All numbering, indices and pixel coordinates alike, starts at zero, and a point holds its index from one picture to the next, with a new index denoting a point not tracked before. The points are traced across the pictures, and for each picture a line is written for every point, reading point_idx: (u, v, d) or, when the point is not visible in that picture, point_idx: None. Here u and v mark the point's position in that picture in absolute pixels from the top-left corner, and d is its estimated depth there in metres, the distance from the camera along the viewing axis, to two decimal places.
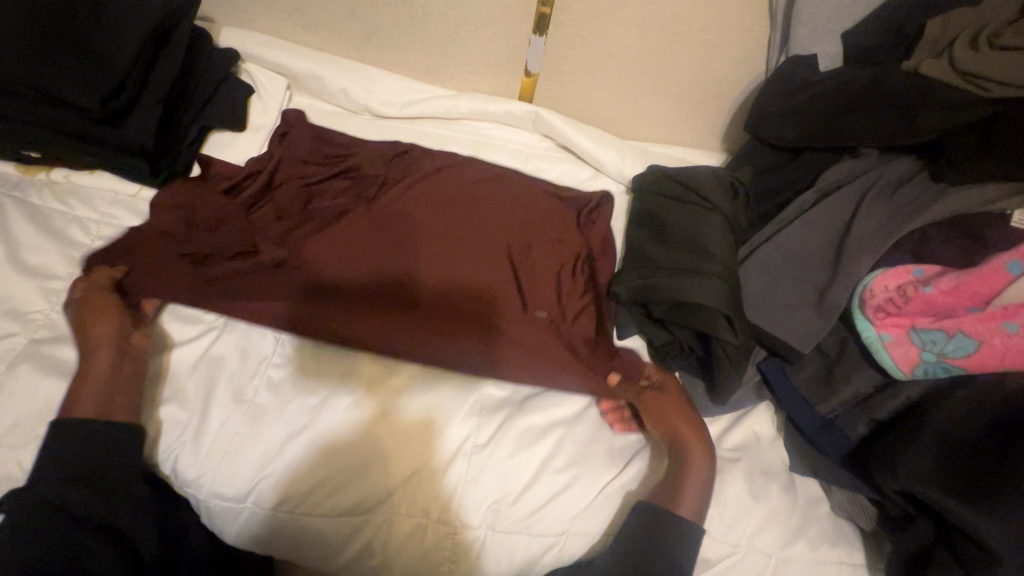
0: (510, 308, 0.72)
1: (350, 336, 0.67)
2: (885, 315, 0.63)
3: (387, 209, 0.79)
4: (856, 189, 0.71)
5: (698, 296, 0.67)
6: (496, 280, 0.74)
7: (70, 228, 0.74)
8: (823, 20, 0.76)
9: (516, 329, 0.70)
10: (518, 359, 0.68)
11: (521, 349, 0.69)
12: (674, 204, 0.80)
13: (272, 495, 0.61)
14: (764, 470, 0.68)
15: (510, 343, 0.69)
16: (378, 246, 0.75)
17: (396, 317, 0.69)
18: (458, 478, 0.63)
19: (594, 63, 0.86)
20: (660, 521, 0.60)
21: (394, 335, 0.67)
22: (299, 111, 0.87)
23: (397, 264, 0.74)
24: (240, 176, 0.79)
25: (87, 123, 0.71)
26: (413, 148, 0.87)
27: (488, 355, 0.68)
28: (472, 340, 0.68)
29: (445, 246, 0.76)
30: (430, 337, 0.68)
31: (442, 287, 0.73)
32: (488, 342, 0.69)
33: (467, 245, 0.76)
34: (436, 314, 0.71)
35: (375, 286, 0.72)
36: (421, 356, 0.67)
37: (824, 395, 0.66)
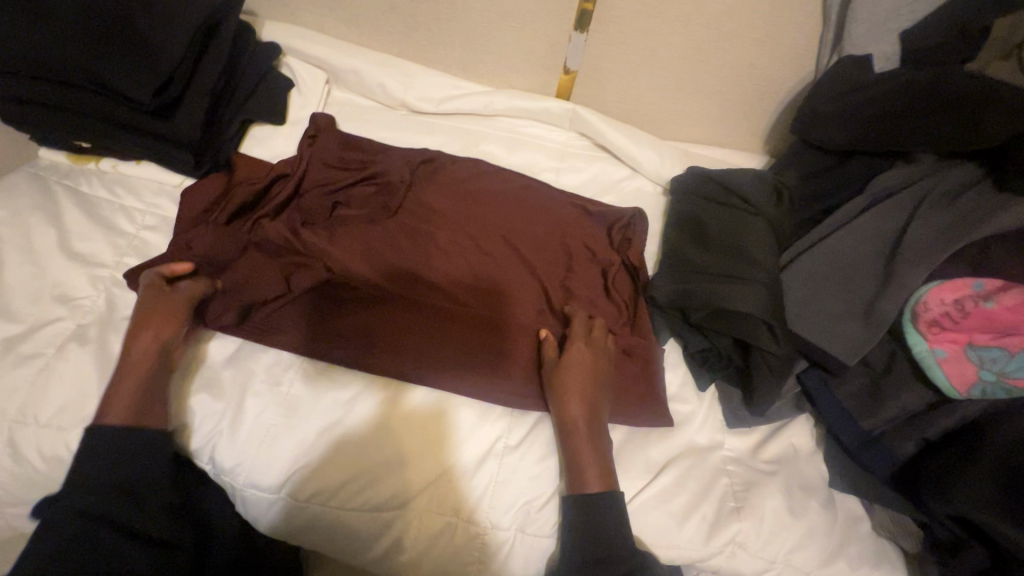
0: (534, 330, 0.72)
1: (377, 352, 0.68)
2: (940, 330, 0.60)
3: (409, 221, 0.78)
4: (910, 197, 0.68)
5: (738, 303, 0.65)
6: (522, 297, 0.74)
7: (117, 217, 0.76)
8: (880, 20, 0.73)
9: (523, 356, 0.70)
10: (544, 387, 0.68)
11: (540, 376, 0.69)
12: (715, 207, 0.78)
13: (305, 488, 0.62)
14: (803, 485, 0.65)
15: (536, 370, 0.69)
16: (391, 257, 0.74)
17: (422, 333, 0.70)
18: (487, 479, 0.63)
19: (635, 62, 0.85)
20: (587, 508, 0.59)
21: (425, 355, 0.68)
22: (329, 115, 0.84)
23: (422, 276, 0.74)
24: (268, 182, 0.78)
25: (137, 115, 0.72)
26: (439, 155, 0.84)
27: (517, 380, 0.68)
28: (479, 365, 0.69)
29: (472, 259, 0.76)
30: (442, 353, 0.69)
31: (466, 301, 0.73)
32: (499, 369, 0.69)
33: (485, 262, 0.76)
34: (462, 332, 0.71)
35: (384, 301, 0.71)
36: (451, 378, 0.67)
37: (870, 411, 0.63)
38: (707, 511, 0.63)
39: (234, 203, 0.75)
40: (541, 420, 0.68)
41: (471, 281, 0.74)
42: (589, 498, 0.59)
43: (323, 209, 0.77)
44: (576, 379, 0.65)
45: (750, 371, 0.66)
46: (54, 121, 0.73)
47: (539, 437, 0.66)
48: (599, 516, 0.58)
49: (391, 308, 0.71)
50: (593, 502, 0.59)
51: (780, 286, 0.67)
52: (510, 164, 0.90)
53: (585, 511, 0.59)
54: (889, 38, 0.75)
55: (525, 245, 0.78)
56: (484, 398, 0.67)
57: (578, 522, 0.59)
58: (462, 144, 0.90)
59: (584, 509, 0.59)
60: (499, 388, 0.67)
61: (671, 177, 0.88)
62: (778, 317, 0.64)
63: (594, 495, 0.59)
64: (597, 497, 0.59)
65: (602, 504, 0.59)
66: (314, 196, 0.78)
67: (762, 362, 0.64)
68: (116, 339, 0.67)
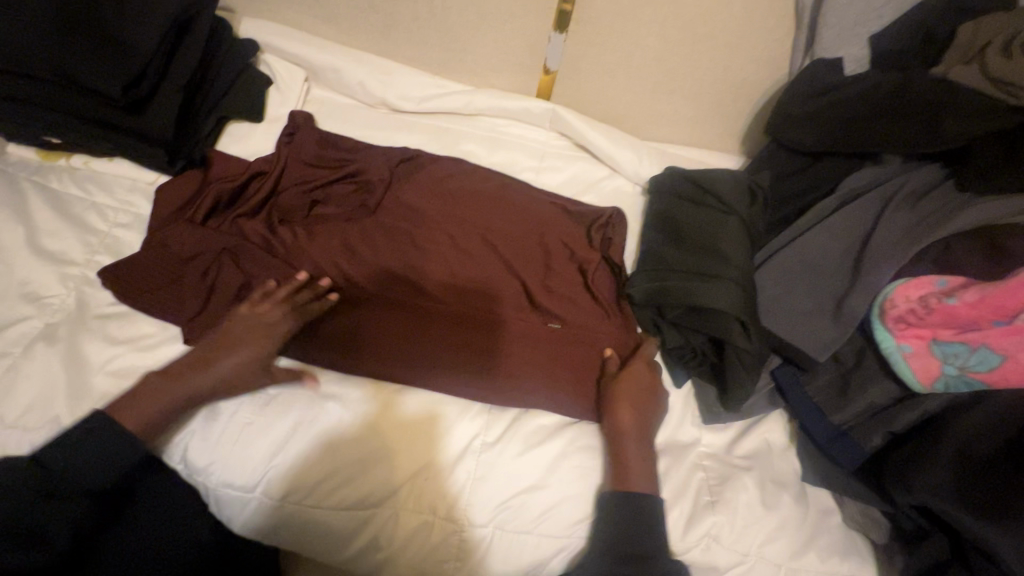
0: (511, 326, 0.72)
1: (358, 348, 0.68)
2: (905, 326, 0.62)
3: (389, 220, 0.78)
4: (878, 198, 0.70)
5: (711, 300, 0.67)
6: (503, 294, 0.74)
7: (88, 214, 0.74)
8: (850, 24, 0.75)
9: (503, 356, 0.70)
10: (518, 382, 0.69)
11: (515, 371, 0.69)
12: (692, 207, 0.79)
13: (280, 486, 0.61)
14: (775, 479, 0.66)
15: (511, 366, 0.69)
16: (371, 257, 0.74)
17: (400, 328, 0.70)
18: (466, 475, 0.63)
19: (613, 62, 0.85)
20: (628, 508, 0.60)
21: (400, 352, 0.69)
22: (309, 114, 0.84)
23: (403, 274, 0.74)
24: (246, 178, 0.77)
25: (108, 110, 0.71)
26: (420, 154, 0.85)
27: (491, 375, 0.69)
28: (459, 365, 0.69)
29: (452, 256, 0.76)
30: (423, 353, 0.69)
31: (446, 296, 0.73)
32: (478, 368, 0.69)
33: (468, 259, 0.76)
34: (440, 325, 0.71)
35: (365, 301, 0.71)
36: (426, 375, 0.68)
37: (838, 405, 0.65)
38: (681, 506, 0.64)
39: (208, 201, 0.73)
40: (519, 417, 0.68)
41: (454, 277, 0.75)
42: (633, 497, 0.60)
43: (304, 208, 0.77)
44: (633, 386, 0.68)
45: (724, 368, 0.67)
46: (24, 117, 0.72)
47: (516, 434, 0.66)
48: (639, 515, 0.59)
49: (369, 311, 0.71)
50: (634, 502, 0.60)
51: (752, 283, 0.69)
52: (491, 164, 0.90)
53: (627, 507, 0.60)
54: (859, 42, 0.76)
55: (506, 244, 0.79)
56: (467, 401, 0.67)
57: (614, 517, 0.59)
58: (443, 144, 0.90)
59: (623, 507, 0.60)
60: (482, 389, 0.68)
61: (649, 177, 0.89)
62: (750, 315, 0.66)
63: (636, 493, 0.60)
64: (646, 496, 0.60)
65: (641, 506, 0.60)
66: (293, 193, 0.77)
67: (736, 358, 0.66)
68: (84, 340, 0.65)
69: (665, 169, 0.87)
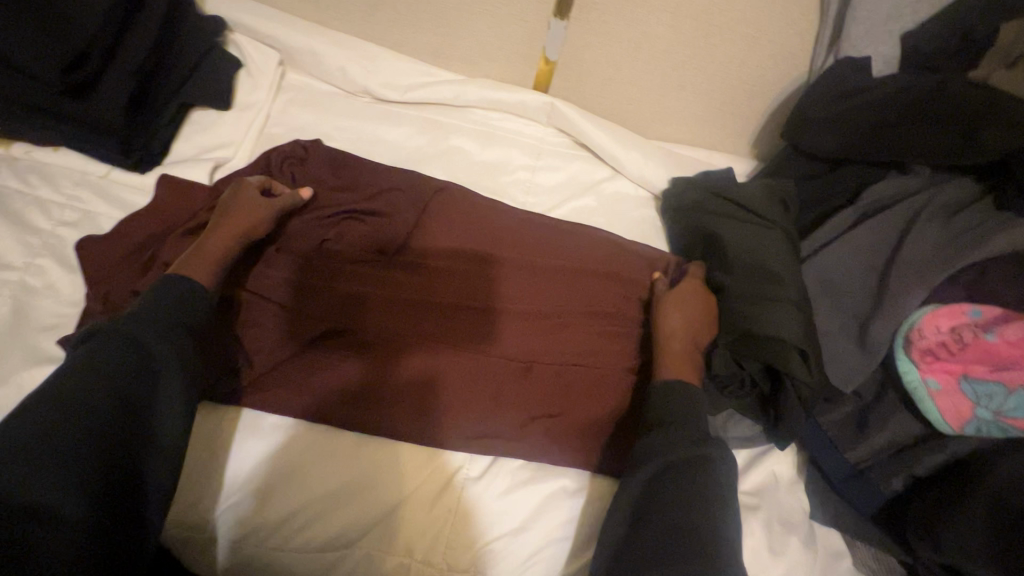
0: (515, 370, 0.64)
1: (339, 393, 0.60)
2: (933, 359, 0.57)
3: (370, 206, 0.69)
4: (904, 213, 0.64)
5: (773, 328, 0.61)
6: (513, 335, 0.65)
7: (30, 211, 0.66)
8: (881, 19, 0.68)
9: (513, 391, 0.63)
10: (519, 434, 0.61)
11: (512, 422, 0.62)
12: (714, 218, 0.73)
13: (240, 525, 0.55)
14: (785, 519, 0.61)
15: (513, 416, 0.62)
16: (355, 252, 0.67)
17: (391, 370, 0.62)
18: (448, 514, 0.58)
19: (618, 53, 0.78)
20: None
21: (387, 398, 0.61)
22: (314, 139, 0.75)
23: (402, 307, 0.65)
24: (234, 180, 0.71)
25: (44, 96, 0.65)
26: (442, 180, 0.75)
27: (488, 427, 0.61)
28: (455, 372, 0.62)
29: (460, 288, 0.67)
30: (417, 356, 0.62)
31: (449, 335, 0.64)
32: (481, 383, 0.62)
33: (472, 265, 0.69)
34: (437, 366, 0.62)
35: (351, 298, 0.64)
36: (414, 425, 0.60)
37: (853, 442, 0.61)
38: None
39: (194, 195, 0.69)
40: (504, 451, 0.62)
41: (460, 315, 0.65)
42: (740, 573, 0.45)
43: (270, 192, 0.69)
44: (681, 304, 0.66)
45: (779, 403, 0.61)
46: None
47: (501, 467, 0.61)
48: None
49: (357, 311, 0.64)
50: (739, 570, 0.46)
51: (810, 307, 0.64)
52: (482, 161, 0.82)
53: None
54: (889, 39, 0.69)
55: (506, 245, 0.71)
56: (471, 424, 0.61)
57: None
58: (431, 137, 0.82)
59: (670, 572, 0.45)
60: (485, 406, 0.62)
61: (654, 180, 0.82)
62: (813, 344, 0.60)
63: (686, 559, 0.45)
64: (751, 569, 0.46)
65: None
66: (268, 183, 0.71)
67: (793, 390, 0.60)
68: (15, 359, 0.58)
69: (671, 183, 0.81)
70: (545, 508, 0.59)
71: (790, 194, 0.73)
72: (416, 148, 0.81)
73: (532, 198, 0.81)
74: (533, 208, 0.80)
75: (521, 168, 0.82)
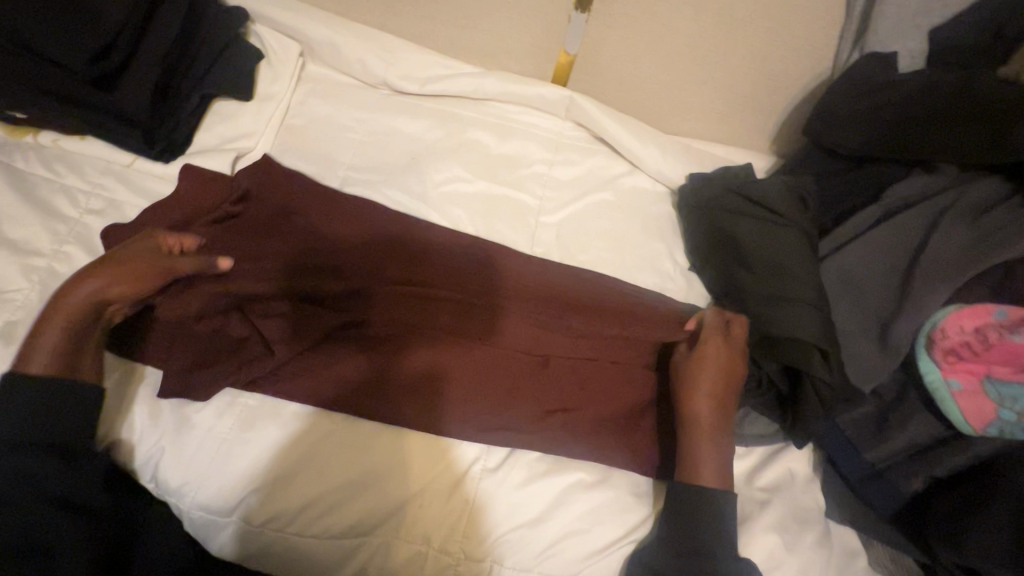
0: (525, 369, 0.64)
1: (353, 386, 0.61)
2: (956, 359, 0.57)
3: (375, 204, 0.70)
4: (928, 211, 0.64)
5: (792, 328, 0.61)
6: (524, 337, 0.65)
7: (57, 199, 0.68)
8: (909, 14, 0.67)
9: (525, 390, 0.63)
10: (534, 429, 0.62)
11: (528, 418, 0.62)
12: (734, 216, 0.72)
13: (262, 510, 0.56)
14: (799, 517, 0.61)
15: (525, 412, 0.62)
16: (361, 244, 0.67)
17: (405, 366, 0.62)
18: (466, 504, 0.58)
19: (639, 47, 0.78)
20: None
21: (401, 393, 0.61)
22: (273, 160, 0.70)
23: (412, 308, 0.65)
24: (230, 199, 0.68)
25: (71, 85, 0.65)
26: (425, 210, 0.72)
27: (503, 420, 0.62)
28: (465, 362, 0.63)
29: (467, 289, 0.67)
30: (426, 347, 0.63)
31: (458, 335, 0.65)
32: (493, 382, 0.63)
33: (477, 264, 0.68)
34: (451, 362, 0.63)
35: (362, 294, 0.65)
36: (430, 417, 0.60)
37: (871, 442, 0.61)
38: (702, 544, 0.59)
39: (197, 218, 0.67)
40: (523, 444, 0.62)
41: (470, 316, 0.66)
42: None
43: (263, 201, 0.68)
44: (708, 377, 0.62)
45: (799, 403, 0.61)
46: None
47: (517, 459, 0.61)
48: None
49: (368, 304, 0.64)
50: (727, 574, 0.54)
51: (828, 306, 0.64)
52: (500, 154, 0.82)
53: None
54: (917, 35, 0.68)
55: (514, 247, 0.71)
56: (483, 419, 0.61)
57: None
58: (448, 130, 0.82)
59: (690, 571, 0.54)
60: (494, 400, 0.62)
61: (672, 175, 0.81)
62: (832, 344, 0.60)
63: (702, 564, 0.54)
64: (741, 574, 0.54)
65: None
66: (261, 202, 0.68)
67: (812, 391, 0.60)
68: None
69: (688, 178, 0.80)
70: (562, 500, 0.59)
71: (808, 190, 0.72)
72: (434, 141, 0.81)
73: (548, 192, 0.80)
74: (550, 202, 0.79)
75: (539, 161, 0.82)
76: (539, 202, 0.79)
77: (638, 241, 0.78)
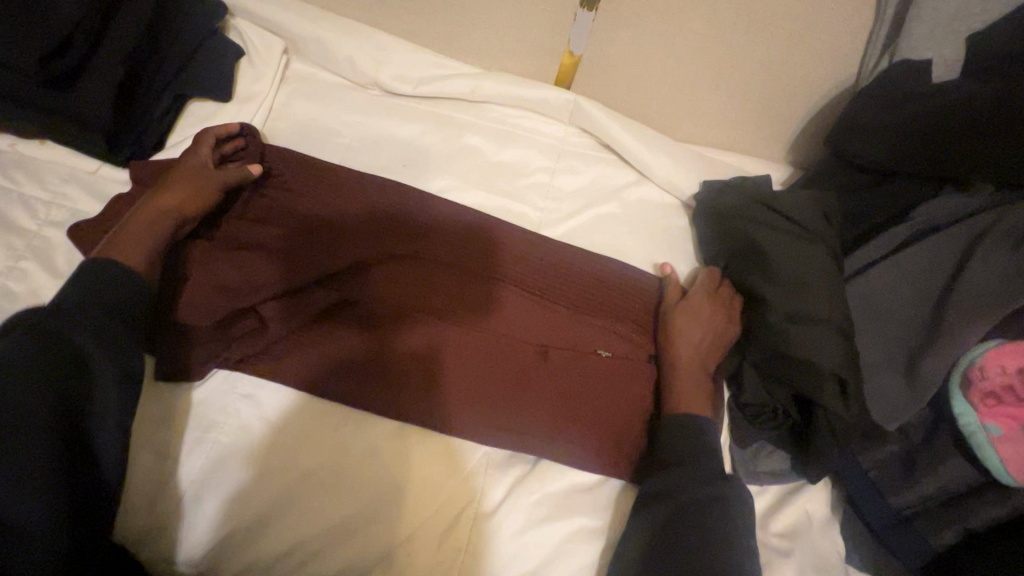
0: (530, 360, 0.61)
1: (355, 379, 0.58)
2: (995, 402, 0.52)
3: (358, 177, 0.68)
4: (963, 234, 0.59)
5: (807, 352, 0.57)
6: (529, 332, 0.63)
7: (14, 209, 0.62)
8: (946, 18, 0.61)
9: (531, 384, 0.60)
10: (544, 427, 0.59)
11: (535, 415, 0.59)
12: (756, 229, 0.66)
13: (237, 559, 0.52)
14: (817, 564, 0.56)
15: (534, 409, 0.59)
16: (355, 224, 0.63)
17: (408, 358, 0.59)
18: (461, 549, 0.54)
19: (650, 49, 0.72)
20: None
21: (406, 387, 0.58)
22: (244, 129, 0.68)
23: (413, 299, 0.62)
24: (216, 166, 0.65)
25: (25, 86, 0.60)
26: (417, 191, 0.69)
27: (511, 416, 0.59)
28: (465, 352, 0.60)
29: (467, 283, 0.64)
30: (420, 325, 0.61)
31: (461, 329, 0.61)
32: (499, 378, 0.60)
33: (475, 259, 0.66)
34: (456, 351, 0.60)
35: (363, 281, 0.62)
36: (434, 413, 0.58)
37: (899, 486, 0.56)
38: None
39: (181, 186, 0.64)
40: (535, 469, 0.59)
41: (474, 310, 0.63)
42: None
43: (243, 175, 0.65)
44: (688, 316, 0.63)
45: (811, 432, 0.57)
46: None
47: (515, 503, 0.56)
48: None
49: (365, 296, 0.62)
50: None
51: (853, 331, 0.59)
52: (499, 162, 0.76)
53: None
54: (952, 41, 0.63)
55: (513, 243, 0.67)
56: (490, 417, 0.58)
57: None
58: (443, 135, 0.76)
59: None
60: (504, 396, 0.59)
61: (684, 186, 0.76)
62: (850, 372, 0.56)
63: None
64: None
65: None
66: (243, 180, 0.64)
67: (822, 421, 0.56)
68: None
69: (700, 187, 0.75)
70: (563, 549, 0.55)
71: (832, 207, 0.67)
72: (427, 147, 0.75)
73: (550, 203, 0.75)
74: (552, 214, 0.74)
75: (540, 171, 0.76)
76: (540, 214, 0.74)
77: (645, 258, 0.73)
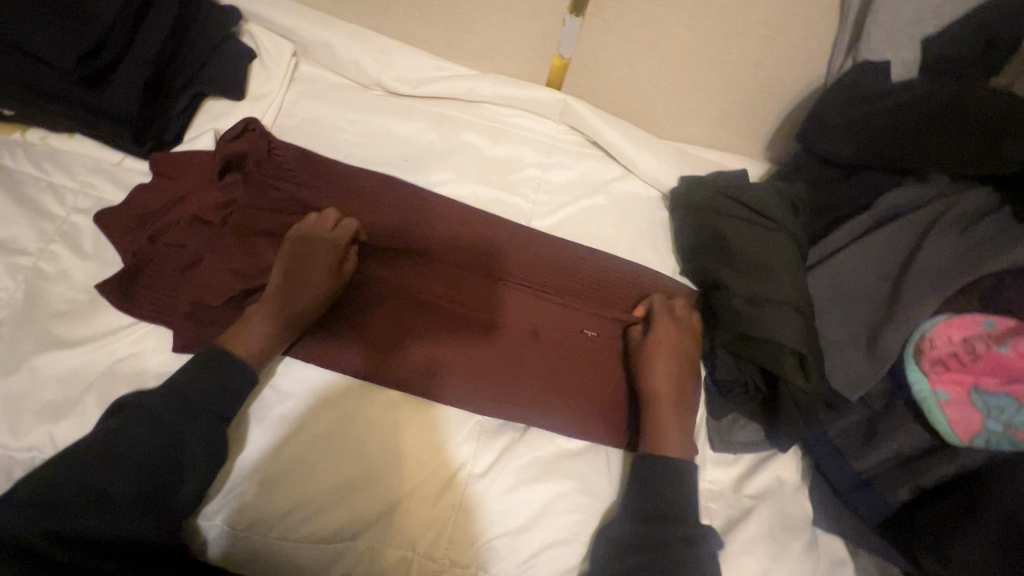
0: (520, 344, 0.67)
1: (358, 360, 0.63)
2: (944, 369, 0.58)
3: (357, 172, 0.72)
4: (918, 221, 0.64)
5: (770, 331, 0.61)
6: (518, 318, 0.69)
7: (44, 197, 0.67)
8: (903, 24, 0.67)
9: (521, 366, 0.66)
10: (532, 402, 0.64)
11: (524, 392, 0.65)
12: (727, 220, 0.71)
13: (247, 515, 0.56)
14: (786, 524, 0.61)
15: (523, 386, 0.65)
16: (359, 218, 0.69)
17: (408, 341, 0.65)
18: (454, 506, 0.58)
19: (634, 52, 0.78)
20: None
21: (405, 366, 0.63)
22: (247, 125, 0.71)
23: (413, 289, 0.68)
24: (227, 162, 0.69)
25: (60, 83, 0.66)
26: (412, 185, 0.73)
27: (502, 394, 0.64)
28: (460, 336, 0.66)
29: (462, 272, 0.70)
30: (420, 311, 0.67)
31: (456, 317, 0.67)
32: (493, 360, 0.65)
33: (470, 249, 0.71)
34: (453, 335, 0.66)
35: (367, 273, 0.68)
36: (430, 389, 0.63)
37: (861, 450, 0.61)
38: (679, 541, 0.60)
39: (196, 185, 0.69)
40: (524, 436, 0.63)
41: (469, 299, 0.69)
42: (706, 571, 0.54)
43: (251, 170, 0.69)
44: (662, 351, 0.65)
45: (776, 403, 0.62)
46: None
47: (504, 465, 0.61)
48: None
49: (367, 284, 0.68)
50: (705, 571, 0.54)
51: (812, 311, 0.64)
52: (493, 157, 0.81)
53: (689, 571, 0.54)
54: (910, 44, 0.68)
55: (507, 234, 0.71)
56: (483, 394, 0.64)
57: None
58: (441, 132, 0.81)
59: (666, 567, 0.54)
60: (496, 374, 0.65)
61: (667, 180, 0.81)
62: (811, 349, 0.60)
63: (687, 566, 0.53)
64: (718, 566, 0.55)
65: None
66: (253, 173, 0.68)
67: (787, 395, 0.60)
68: (26, 345, 0.59)
69: (680, 181, 0.80)
70: (548, 507, 0.59)
71: (800, 196, 0.72)
72: (425, 143, 0.80)
73: (541, 196, 0.80)
74: (543, 207, 0.79)
75: (531, 165, 0.81)
76: (531, 206, 0.79)
77: (629, 246, 0.78)
